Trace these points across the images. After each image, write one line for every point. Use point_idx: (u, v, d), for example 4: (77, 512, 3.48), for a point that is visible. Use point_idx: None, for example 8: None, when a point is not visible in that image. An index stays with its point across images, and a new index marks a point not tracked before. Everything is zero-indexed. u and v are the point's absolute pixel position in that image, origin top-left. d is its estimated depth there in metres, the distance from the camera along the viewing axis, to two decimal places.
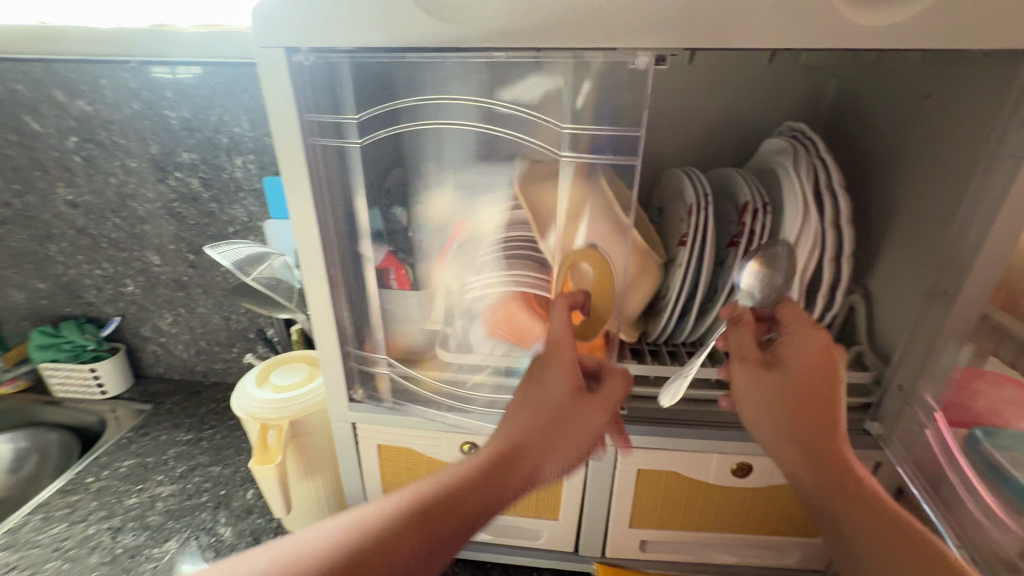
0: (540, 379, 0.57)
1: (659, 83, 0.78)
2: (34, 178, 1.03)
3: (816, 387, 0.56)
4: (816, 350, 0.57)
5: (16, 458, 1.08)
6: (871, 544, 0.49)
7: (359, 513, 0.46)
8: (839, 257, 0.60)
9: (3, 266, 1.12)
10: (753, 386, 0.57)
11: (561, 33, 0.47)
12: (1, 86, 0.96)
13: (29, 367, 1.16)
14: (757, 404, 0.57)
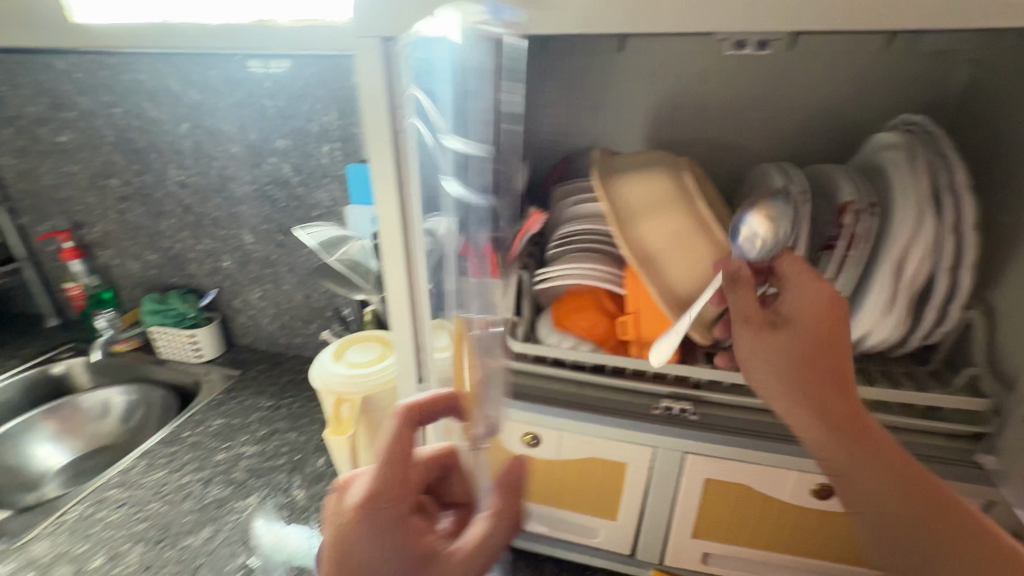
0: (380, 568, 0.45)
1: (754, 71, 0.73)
2: (151, 160, 1.15)
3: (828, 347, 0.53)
4: (824, 307, 0.53)
5: (127, 411, 1.25)
6: (892, 515, 0.49)
7: None
8: (959, 267, 0.54)
9: (124, 238, 1.27)
10: (762, 351, 0.55)
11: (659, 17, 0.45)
12: (128, 76, 1.07)
13: (140, 329, 1.30)
14: (765, 369, 0.55)
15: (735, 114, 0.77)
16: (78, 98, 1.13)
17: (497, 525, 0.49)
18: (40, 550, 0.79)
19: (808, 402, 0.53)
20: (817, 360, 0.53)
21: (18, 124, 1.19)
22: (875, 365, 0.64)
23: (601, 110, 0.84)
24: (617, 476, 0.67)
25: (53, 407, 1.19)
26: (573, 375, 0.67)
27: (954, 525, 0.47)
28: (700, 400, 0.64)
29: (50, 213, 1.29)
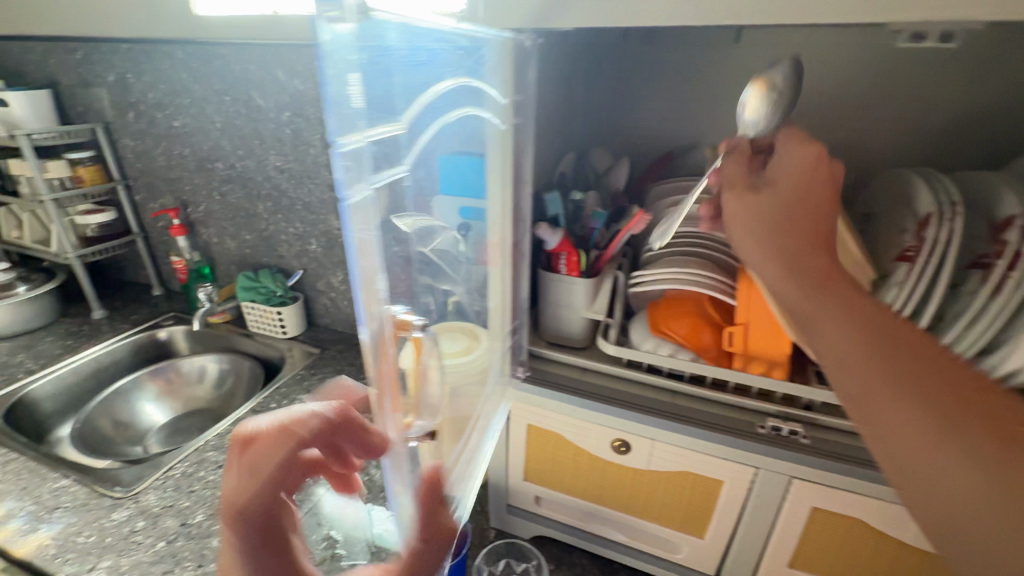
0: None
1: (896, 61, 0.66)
2: (254, 146, 1.22)
3: (817, 205, 0.44)
4: (810, 159, 0.45)
5: (219, 378, 1.34)
6: (896, 390, 0.33)
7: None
8: None
9: (224, 218, 1.36)
10: (743, 212, 0.45)
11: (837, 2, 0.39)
12: (238, 66, 1.14)
13: (233, 304, 1.39)
14: (747, 233, 0.45)
15: (872, 114, 0.72)
16: (192, 86, 1.21)
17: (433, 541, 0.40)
18: (150, 502, 0.85)
19: (783, 260, 0.42)
20: (796, 215, 0.43)
21: (140, 110, 1.29)
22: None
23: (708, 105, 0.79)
24: (711, 491, 0.64)
25: (156, 369, 1.29)
26: (670, 384, 0.64)
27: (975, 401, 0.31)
28: (813, 423, 0.59)
29: (162, 192, 1.40)
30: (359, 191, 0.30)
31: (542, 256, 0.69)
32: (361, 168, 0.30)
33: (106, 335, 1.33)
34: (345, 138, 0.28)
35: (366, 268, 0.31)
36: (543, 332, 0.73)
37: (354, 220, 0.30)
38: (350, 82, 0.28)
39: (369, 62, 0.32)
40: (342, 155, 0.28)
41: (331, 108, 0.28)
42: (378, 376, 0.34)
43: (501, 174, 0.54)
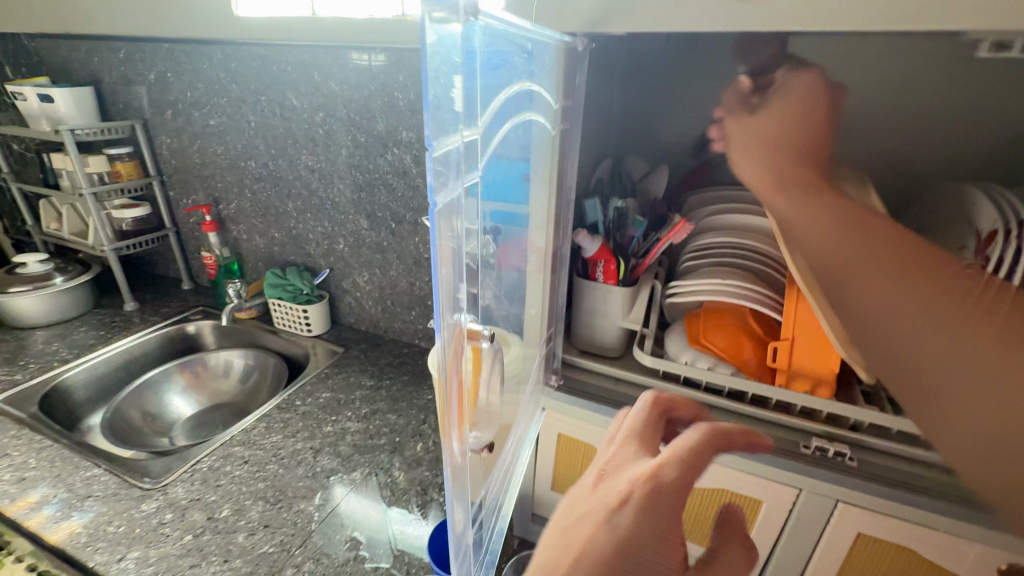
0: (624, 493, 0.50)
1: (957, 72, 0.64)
2: (287, 146, 1.23)
3: (799, 127, 0.63)
4: (802, 158, 0.63)
5: (244, 373, 1.35)
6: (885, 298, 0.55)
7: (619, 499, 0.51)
8: None
9: (254, 216, 1.37)
10: (743, 138, 0.68)
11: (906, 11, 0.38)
12: (275, 67, 1.16)
13: (259, 300, 1.40)
14: (745, 161, 0.68)
15: (922, 126, 0.71)
16: (229, 85, 1.23)
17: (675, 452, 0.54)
18: (178, 495, 0.86)
19: (779, 185, 0.62)
20: (787, 141, 0.63)
21: (177, 108, 1.32)
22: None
23: None
24: (748, 509, 0.62)
25: (185, 362, 1.32)
26: (708, 398, 0.62)
27: (989, 332, 0.51)
28: (859, 444, 0.57)
29: (195, 189, 1.42)
30: (445, 198, 0.29)
31: (578, 263, 0.69)
32: (449, 171, 0.29)
33: (137, 327, 1.35)
34: (441, 140, 0.28)
35: (443, 278, 0.31)
36: (575, 339, 0.73)
37: (439, 230, 0.29)
38: (453, 86, 0.28)
39: (463, 65, 0.29)
40: (434, 157, 0.27)
41: (429, 109, 0.26)
42: (446, 375, 0.32)
43: (547, 180, 0.54)
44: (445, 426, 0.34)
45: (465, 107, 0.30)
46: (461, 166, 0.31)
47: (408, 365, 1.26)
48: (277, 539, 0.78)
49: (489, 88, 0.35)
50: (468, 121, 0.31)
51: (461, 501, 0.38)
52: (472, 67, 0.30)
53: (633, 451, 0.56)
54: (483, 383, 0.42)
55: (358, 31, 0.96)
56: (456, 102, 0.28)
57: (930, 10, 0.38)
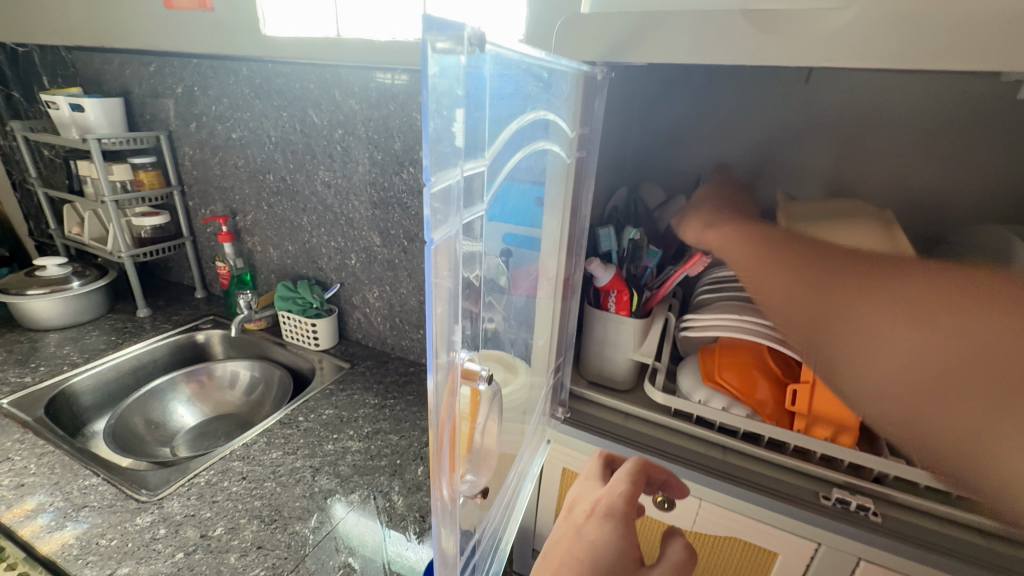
0: (584, 526, 0.44)
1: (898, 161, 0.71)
2: (305, 161, 1.25)
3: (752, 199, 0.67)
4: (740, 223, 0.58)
5: (250, 385, 1.34)
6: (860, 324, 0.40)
7: (568, 523, 0.46)
8: None
9: (269, 228, 1.39)
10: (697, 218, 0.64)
11: (944, 50, 0.36)
12: (298, 84, 1.17)
13: (270, 312, 1.40)
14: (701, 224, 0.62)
15: (951, 163, 0.69)
16: (253, 102, 1.25)
17: (631, 477, 0.50)
18: (174, 509, 0.84)
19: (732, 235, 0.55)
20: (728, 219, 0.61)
21: (202, 121, 1.35)
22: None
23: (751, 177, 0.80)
24: (762, 560, 0.59)
25: (192, 371, 1.31)
26: (723, 439, 0.59)
27: (988, 315, 0.35)
28: (883, 497, 0.54)
29: (214, 199, 1.44)
30: (445, 234, 0.28)
31: (591, 292, 0.67)
32: (450, 207, 0.28)
33: (148, 334, 1.36)
34: (439, 174, 0.26)
35: (439, 316, 0.29)
36: (585, 370, 0.71)
37: (436, 265, 0.28)
38: (455, 120, 0.26)
39: (469, 96, 0.28)
40: (432, 193, 0.26)
41: (428, 140, 0.25)
42: (438, 430, 0.31)
43: (560, 207, 0.53)
44: (435, 471, 0.32)
45: (467, 140, 0.29)
46: (461, 201, 0.29)
47: (413, 385, 1.24)
48: (269, 561, 0.75)
49: (498, 117, 0.34)
50: (471, 155, 0.30)
51: (451, 554, 0.36)
52: (478, 98, 0.30)
53: (592, 485, 0.53)
54: (482, 427, 0.40)
55: (381, 52, 0.97)
56: (457, 135, 0.27)
57: (974, 47, 0.36)
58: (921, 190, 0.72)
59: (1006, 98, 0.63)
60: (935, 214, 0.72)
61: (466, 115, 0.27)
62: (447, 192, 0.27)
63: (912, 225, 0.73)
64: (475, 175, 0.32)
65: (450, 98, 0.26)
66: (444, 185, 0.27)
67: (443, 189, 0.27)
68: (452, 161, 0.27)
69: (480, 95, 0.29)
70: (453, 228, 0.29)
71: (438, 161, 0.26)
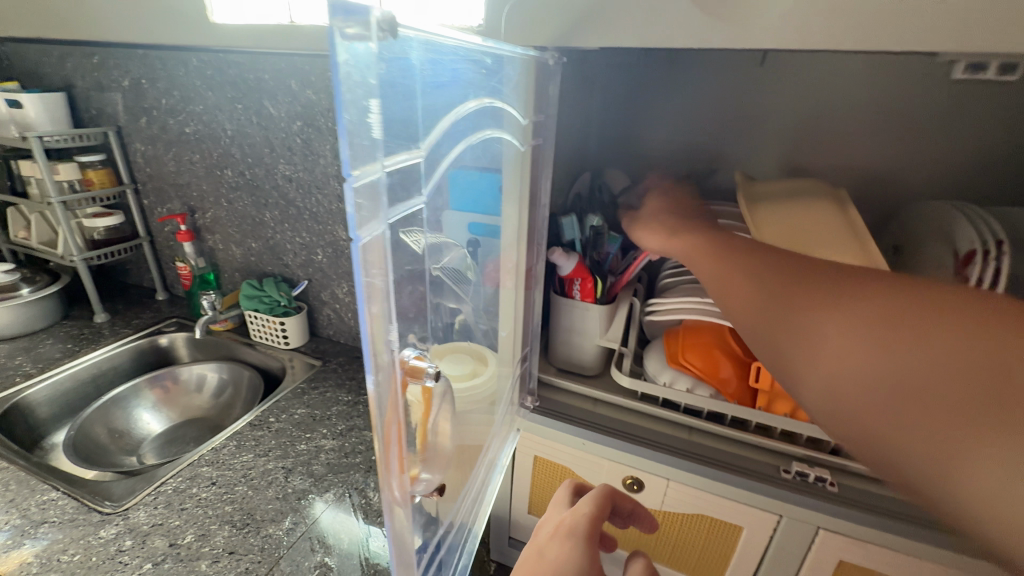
0: (546, 547, 0.46)
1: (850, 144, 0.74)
2: (263, 155, 1.20)
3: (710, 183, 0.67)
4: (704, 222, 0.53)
5: (219, 388, 1.31)
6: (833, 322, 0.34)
7: (534, 544, 0.48)
8: None
9: (230, 225, 1.34)
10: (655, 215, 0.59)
11: (884, 32, 0.37)
12: (252, 75, 1.13)
13: (236, 311, 1.36)
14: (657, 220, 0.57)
15: (904, 142, 0.71)
16: (206, 94, 1.20)
17: (596, 499, 0.52)
18: (139, 519, 0.81)
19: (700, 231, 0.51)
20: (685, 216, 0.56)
21: (152, 115, 1.28)
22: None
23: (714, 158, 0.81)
24: (729, 535, 0.61)
25: (155, 377, 1.27)
26: (688, 420, 0.60)
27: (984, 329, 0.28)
28: (839, 468, 0.56)
29: (170, 197, 1.38)
30: (374, 232, 0.27)
31: (555, 280, 0.67)
32: (376, 204, 0.26)
33: (107, 340, 1.30)
34: (360, 168, 0.25)
35: (374, 316, 0.28)
36: (553, 358, 0.71)
37: (366, 264, 0.27)
38: (371, 110, 0.25)
39: (386, 84, 0.27)
40: (354, 189, 0.25)
41: (346, 132, 0.24)
42: (384, 434, 0.31)
43: (518, 196, 0.52)
44: (383, 470, 0.32)
45: (389, 131, 0.27)
46: (387, 195, 0.28)
47: None
48: (242, 566, 0.74)
49: (429, 107, 0.33)
50: (398, 146, 0.29)
51: (409, 553, 0.36)
52: (401, 86, 0.28)
53: (559, 506, 0.54)
54: (435, 424, 0.41)
55: None
56: (374, 126, 0.26)
57: (913, 28, 0.36)
58: (873, 169, 0.74)
59: (949, 77, 0.65)
60: (887, 191, 0.74)
61: (382, 105, 0.26)
62: (373, 187, 0.26)
63: (865, 204, 0.75)
64: (404, 168, 0.30)
65: (364, 89, 0.24)
66: (366, 181, 0.25)
67: (365, 187, 0.26)
68: (371, 154, 0.26)
69: (400, 82, 0.28)
70: (380, 224, 0.27)
71: (355, 154, 0.24)
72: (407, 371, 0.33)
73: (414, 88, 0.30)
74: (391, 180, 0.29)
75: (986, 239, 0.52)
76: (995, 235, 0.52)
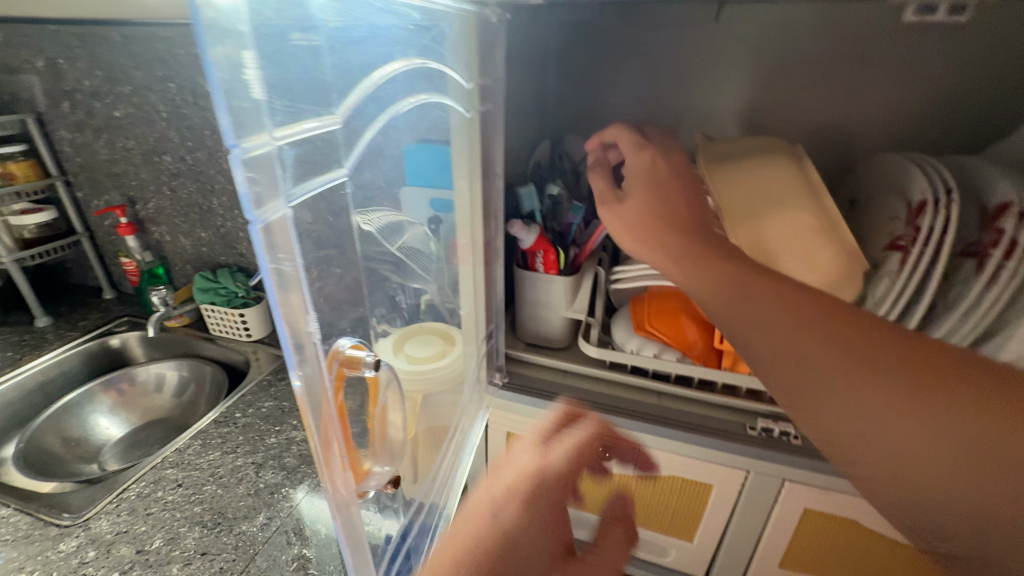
0: None
1: (806, 97, 0.73)
2: (204, 137, 1.13)
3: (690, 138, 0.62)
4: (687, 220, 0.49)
5: (180, 386, 1.25)
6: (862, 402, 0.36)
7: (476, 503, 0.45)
8: None
9: (176, 215, 1.26)
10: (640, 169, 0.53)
11: None
12: (181, 49, 1.04)
13: (191, 306, 1.29)
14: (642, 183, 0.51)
15: (858, 94, 0.71)
16: (134, 73, 1.10)
17: None
18: (102, 529, 0.77)
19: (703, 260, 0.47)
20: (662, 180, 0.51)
21: (75, 98, 1.18)
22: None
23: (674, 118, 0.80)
24: (700, 494, 0.62)
25: (109, 380, 1.20)
26: (655, 385, 0.60)
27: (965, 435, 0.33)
28: None
29: (106, 188, 1.28)
30: (278, 210, 0.24)
31: (517, 254, 0.65)
32: (272, 179, 0.23)
33: (52, 345, 1.22)
34: (246, 138, 0.22)
35: (292, 305, 0.26)
36: (521, 333, 0.70)
37: (269, 249, 0.24)
38: (254, 69, 0.22)
39: (275, 38, 0.23)
40: (242, 161, 0.21)
41: (221, 94, 0.20)
42: (322, 434, 0.29)
43: (468, 167, 0.49)
44: (324, 470, 0.30)
45: (283, 94, 0.24)
46: (285, 168, 0.25)
47: None
48: (216, 566, 0.71)
49: (336, 66, 0.30)
50: (298, 112, 0.26)
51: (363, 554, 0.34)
52: (297, 41, 0.25)
53: None
54: (382, 412, 0.40)
55: None
56: (255, 85, 0.22)
57: None
58: (830, 122, 0.74)
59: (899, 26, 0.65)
60: (844, 145, 0.74)
61: (268, 64, 0.23)
62: (266, 159, 0.23)
63: (823, 159, 0.76)
64: (309, 138, 0.27)
65: (240, 44, 0.21)
66: (255, 153, 0.22)
67: (256, 162, 0.22)
68: (256, 120, 0.22)
69: (293, 36, 0.25)
70: (279, 200, 0.24)
71: (233, 121, 0.21)
72: (343, 362, 0.32)
73: (311, 43, 0.26)
74: (292, 150, 0.25)
75: (937, 188, 0.52)
76: (945, 184, 0.53)
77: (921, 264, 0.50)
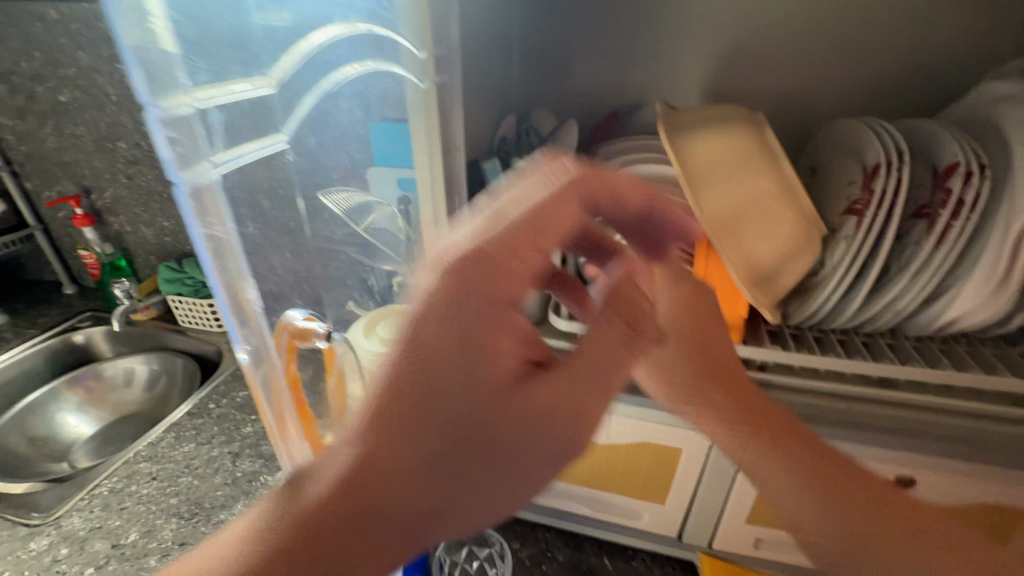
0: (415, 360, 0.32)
1: (769, 65, 0.74)
2: None
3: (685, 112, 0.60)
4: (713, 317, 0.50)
5: (150, 380, 1.22)
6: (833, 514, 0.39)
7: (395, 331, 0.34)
8: None
9: (134, 204, 1.21)
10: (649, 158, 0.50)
11: None
12: None
13: (157, 298, 1.25)
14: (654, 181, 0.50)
15: (817, 61, 0.72)
16: (77, 53, 1.04)
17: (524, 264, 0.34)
18: (74, 526, 0.76)
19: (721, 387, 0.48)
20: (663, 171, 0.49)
21: (16, 82, 1.11)
22: (986, 347, 0.57)
23: (640, 91, 0.80)
24: (669, 458, 0.64)
25: (75, 377, 1.16)
26: None
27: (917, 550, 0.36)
28: (765, 382, 0.58)
29: (57, 178, 1.22)
30: (198, 169, 0.35)
31: None
32: (189, 139, 0.34)
33: (10, 344, 1.17)
34: (163, 102, 0.31)
35: (228, 275, 0.40)
36: None
37: (191, 200, 0.35)
38: (168, 44, 0.31)
39: (176, 10, 0.32)
40: (160, 122, 0.31)
41: (136, 63, 0.29)
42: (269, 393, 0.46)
43: (428, 141, 0.49)
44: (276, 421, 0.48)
45: (189, 59, 0.34)
46: (203, 136, 0.35)
47: None
48: None
49: (255, 31, 0.41)
50: (204, 76, 0.35)
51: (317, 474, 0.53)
52: (195, 13, 0.34)
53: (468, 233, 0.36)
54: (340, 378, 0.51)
55: None
56: (170, 53, 0.31)
57: None
58: (792, 91, 0.74)
59: None
60: (805, 113, 0.75)
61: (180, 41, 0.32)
62: (183, 121, 0.33)
63: (785, 128, 0.77)
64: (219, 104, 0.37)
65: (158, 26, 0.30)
66: (172, 120, 0.32)
67: (175, 125, 0.33)
68: (174, 92, 0.32)
69: (192, 11, 0.34)
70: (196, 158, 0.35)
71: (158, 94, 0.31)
72: (292, 334, 0.44)
73: (222, 9, 0.37)
74: (205, 112, 0.35)
75: (890, 151, 0.54)
76: (898, 147, 0.54)
77: (875, 227, 0.52)
